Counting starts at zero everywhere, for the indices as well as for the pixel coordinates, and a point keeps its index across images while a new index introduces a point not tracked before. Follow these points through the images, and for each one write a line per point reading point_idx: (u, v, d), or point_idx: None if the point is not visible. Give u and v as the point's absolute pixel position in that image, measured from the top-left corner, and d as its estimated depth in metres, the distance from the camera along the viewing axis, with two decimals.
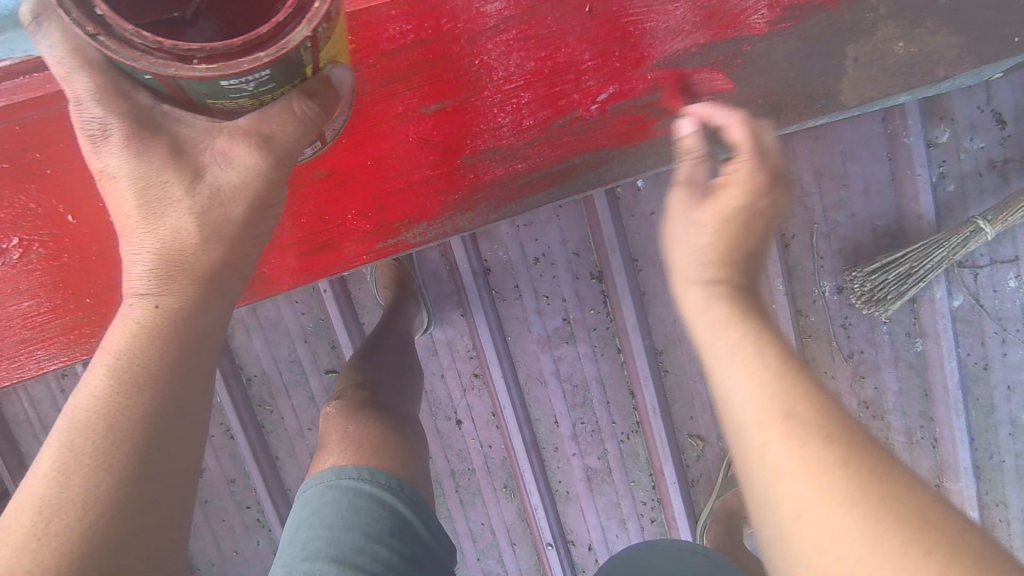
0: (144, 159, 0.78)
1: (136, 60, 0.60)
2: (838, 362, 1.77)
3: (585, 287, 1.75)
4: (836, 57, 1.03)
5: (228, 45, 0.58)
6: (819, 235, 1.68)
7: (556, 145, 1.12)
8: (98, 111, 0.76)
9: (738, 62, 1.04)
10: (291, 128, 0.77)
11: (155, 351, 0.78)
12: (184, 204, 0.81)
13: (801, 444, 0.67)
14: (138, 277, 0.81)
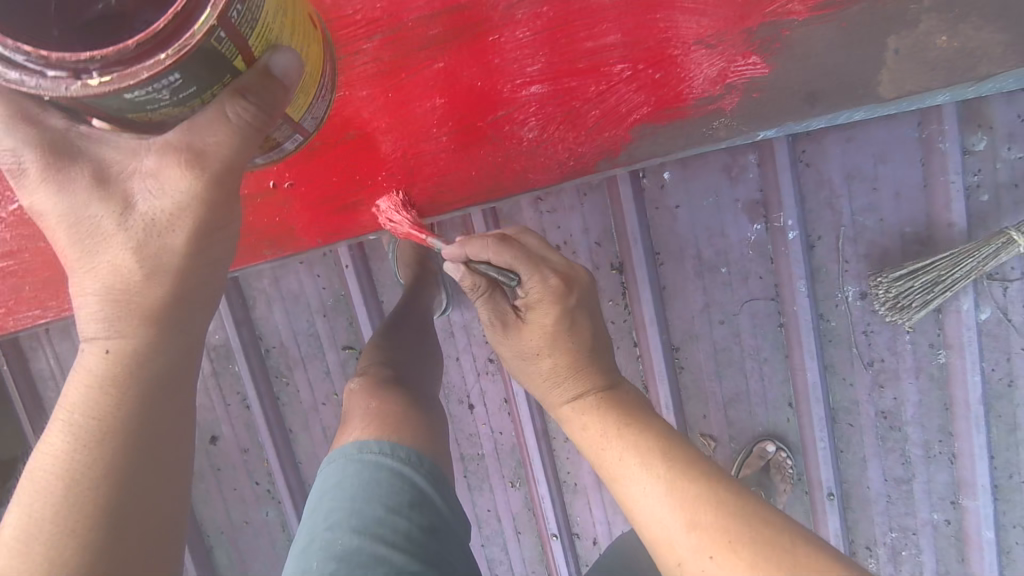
0: (66, 189, 0.79)
1: (23, 81, 0.62)
2: (859, 369, 1.74)
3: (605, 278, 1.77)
4: (877, 48, 1.02)
5: (122, 49, 0.60)
6: (845, 238, 1.66)
7: (581, 121, 1.12)
8: (9, 142, 0.78)
9: (776, 47, 1.03)
10: (226, 139, 0.76)
11: (109, 401, 0.84)
12: (118, 238, 0.80)
13: (676, 503, 0.96)
14: (88, 326, 0.83)
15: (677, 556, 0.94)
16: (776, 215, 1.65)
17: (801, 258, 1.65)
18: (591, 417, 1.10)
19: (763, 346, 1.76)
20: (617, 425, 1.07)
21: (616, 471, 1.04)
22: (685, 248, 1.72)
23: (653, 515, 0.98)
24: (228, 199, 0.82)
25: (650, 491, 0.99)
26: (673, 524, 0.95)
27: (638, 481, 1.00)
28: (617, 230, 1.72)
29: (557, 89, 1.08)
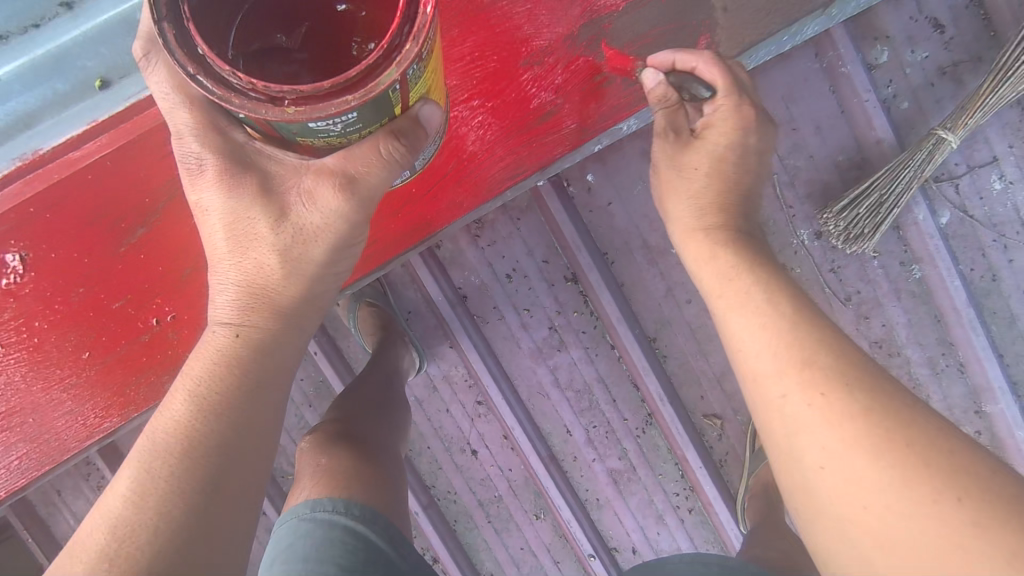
0: (235, 193, 0.85)
1: (231, 100, 0.61)
2: (838, 306, 1.68)
3: (563, 291, 1.75)
4: (706, 10, 1.06)
5: (315, 89, 0.58)
6: (783, 184, 1.63)
7: (524, 112, 1.11)
8: (196, 147, 0.83)
9: (605, 41, 1.05)
10: (376, 164, 0.78)
11: (234, 378, 0.91)
12: (267, 242, 0.88)
13: (806, 383, 0.87)
14: (225, 311, 0.94)
15: (779, 392, 0.89)
16: None
17: None
18: (720, 265, 1.02)
19: None
20: (780, 343, 0.91)
21: (727, 305, 0.99)
22: (631, 241, 1.70)
23: (825, 470, 0.84)
24: (360, 220, 0.88)
25: (772, 352, 0.91)
26: (873, 501, 0.80)
27: (767, 352, 0.92)
28: (560, 243, 1.71)
29: (500, 86, 1.07)
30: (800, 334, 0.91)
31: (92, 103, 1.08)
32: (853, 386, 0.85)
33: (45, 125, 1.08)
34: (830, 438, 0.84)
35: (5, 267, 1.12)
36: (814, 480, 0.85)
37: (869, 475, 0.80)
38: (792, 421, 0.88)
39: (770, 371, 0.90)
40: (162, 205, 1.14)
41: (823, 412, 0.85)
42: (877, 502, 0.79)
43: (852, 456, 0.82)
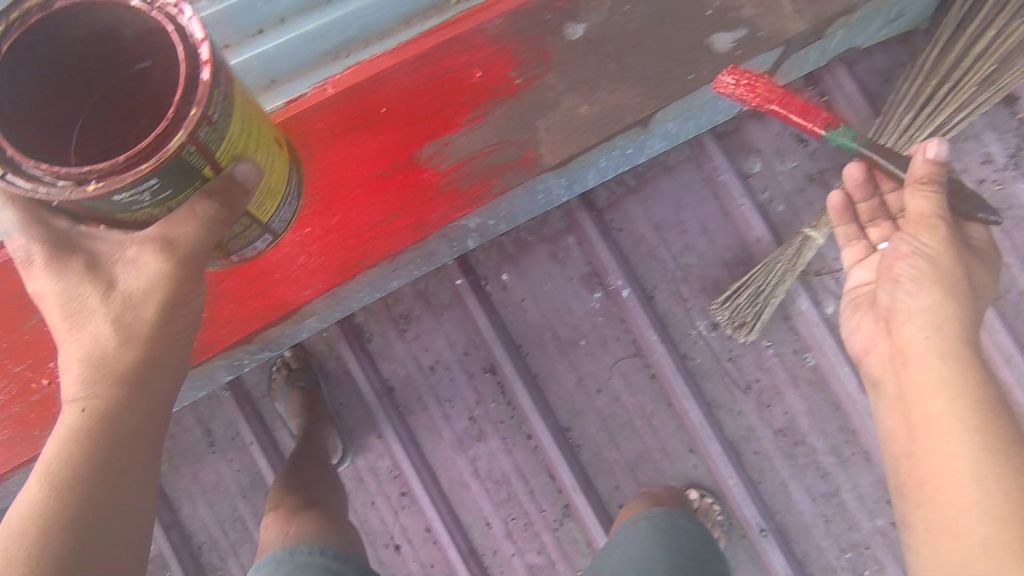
0: (69, 277, 0.88)
1: (39, 190, 0.69)
2: (740, 396, 1.75)
3: (481, 382, 1.83)
4: (530, 130, 1.14)
5: (111, 163, 0.68)
6: (678, 280, 1.76)
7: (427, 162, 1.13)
8: (22, 241, 0.88)
9: (460, 136, 1.13)
10: (192, 238, 0.83)
11: (81, 450, 0.85)
12: (101, 313, 0.89)
13: (967, 403, 1.11)
14: (69, 387, 0.89)
15: (935, 409, 1.14)
16: (608, 279, 1.77)
17: (643, 311, 1.75)
18: (920, 321, 1.22)
19: (645, 400, 1.77)
20: (944, 372, 1.16)
21: (906, 343, 1.24)
22: (542, 333, 1.81)
23: (951, 487, 1.07)
24: (194, 277, 0.88)
25: (942, 368, 1.16)
26: (971, 521, 1.02)
27: (940, 376, 1.16)
28: (477, 336, 1.82)
29: (363, 181, 1.12)
30: (969, 373, 1.14)
31: None
32: (980, 412, 1.09)
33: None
34: (970, 464, 1.06)
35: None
36: (936, 487, 1.11)
37: (967, 491, 1.05)
38: (941, 452, 1.11)
39: (951, 383, 1.14)
40: None
41: (972, 428, 1.08)
42: (976, 512, 1.02)
43: (979, 483, 1.03)
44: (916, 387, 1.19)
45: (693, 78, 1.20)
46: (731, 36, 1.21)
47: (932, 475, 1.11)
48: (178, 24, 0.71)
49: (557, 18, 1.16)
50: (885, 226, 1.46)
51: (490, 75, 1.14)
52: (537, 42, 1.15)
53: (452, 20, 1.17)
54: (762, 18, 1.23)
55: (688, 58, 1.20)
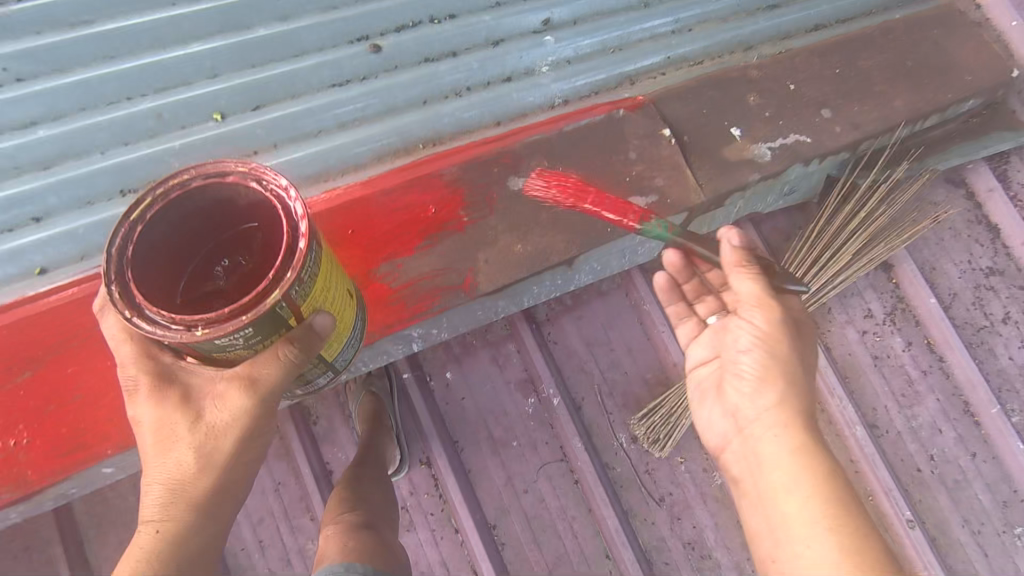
0: (164, 405, 1.07)
1: (158, 331, 0.89)
2: (653, 506, 1.90)
3: (417, 472, 1.97)
4: (471, 260, 1.37)
5: (223, 314, 0.89)
6: (604, 393, 1.96)
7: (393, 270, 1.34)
8: (133, 372, 1.09)
9: (424, 252, 1.36)
10: (271, 375, 1.03)
11: (154, 570, 1.03)
12: (186, 440, 1.07)
13: (796, 449, 1.20)
14: (150, 507, 1.08)
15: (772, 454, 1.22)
16: (543, 386, 1.97)
17: (570, 419, 1.94)
18: (756, 371, 1.31)
19: (567, 504, 1.92)
20: (779, 411, 1.25)
21: (746, 388, 1.32)
22: (479, 431, 1.97)
23: (793, 527, 1.13)
24: (265, 411, 1.08)
25: (766, 418, 1.26)
26: (816, 563, 1.07)
27: (769, 423, 1.26)
28: (418, 429, 1.97)
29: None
30: (802, 435, 1.22)
31: (27, 286, 1.30)
32: (824, 466, 1.16)
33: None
34: (802, 503, 1.13)
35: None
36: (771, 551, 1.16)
37: (814, 552, 1.08)
38: (778, 488, 1.18)
39: (772, 430, 1.24)
40: (52, 354, 1.18)
41: (795, 486, 1.16)
42: None
43: (818, 514, 1.11)
44: (755, 421, 1.28)
45: (608, 228, 1.45)
46: (644, 199, 1.50)
47: (775, 515, 1.17)
48: (280, 200, 0.95)
49: (504, 175, 1.45)
50: (709, 303, 1.61)
51: (443, 213, 1.39)
52: (483, 188, 1.42)
53: (415, 161, 1.45)
54: (672, 187, 1.52)
55: None
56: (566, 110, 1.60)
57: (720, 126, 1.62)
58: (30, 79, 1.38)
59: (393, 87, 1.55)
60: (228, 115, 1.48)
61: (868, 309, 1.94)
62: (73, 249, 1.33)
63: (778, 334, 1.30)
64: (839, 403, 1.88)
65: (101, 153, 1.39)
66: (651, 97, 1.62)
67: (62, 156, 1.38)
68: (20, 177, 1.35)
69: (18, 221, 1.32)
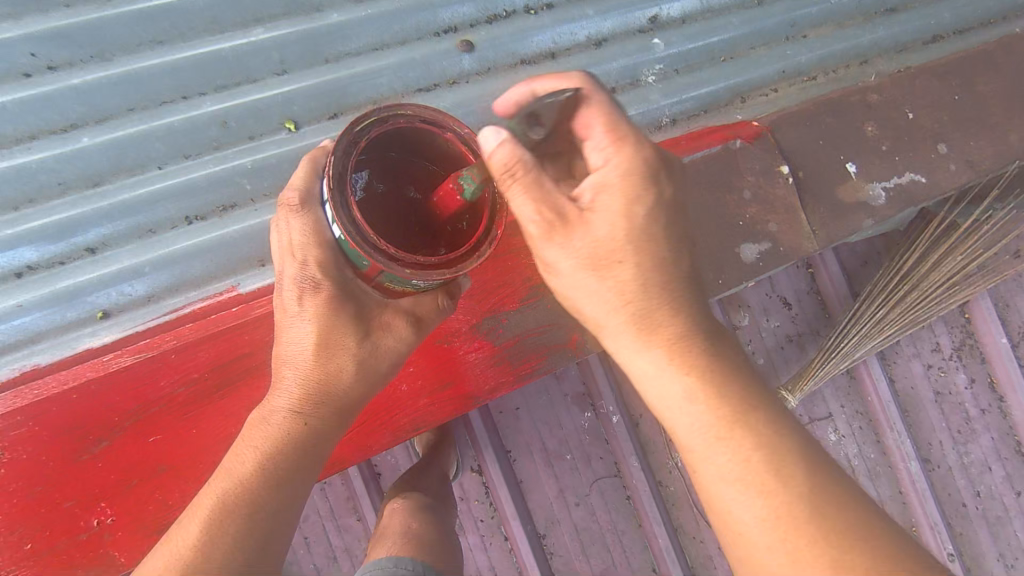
0: (335, 314, 0.92)
1: (371, 256, 0.79)
2: (703, 525, 1.95)
3: (469, 479, 1.92)
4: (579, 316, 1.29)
5: (426, 261, 0.79)
6: None
7: (491, 332, 1.25)
8: (314, 272, 0.90)
9: (526, 309, 1.26)
10: (432, 311, 1.01)
11: (294, 456, 0.94)
12: (352, 351, 0.95)
13: (695, 389, 0.84)
14: (296, 395, 0.96)
15: (669, 416, 0.85)
16: (601, 402, 1.91)
17: (629, 437, 1.90)
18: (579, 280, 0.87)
19: (617, 518, 1.94)
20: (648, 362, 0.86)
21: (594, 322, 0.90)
22: (532, 443, 1.92)
23: (744, 530, 0.80)
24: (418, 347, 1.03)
25: (651, 362, 0.86)
26: (777, 545, 0.77)
27: (648, 362, 0.86)
28: (471, 439, 1.88)
29: (426, 351, 1.21)
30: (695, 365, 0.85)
31: (88, 333, 1.11)
32: (740, 396, 0.84)
33: (44, 346, 1.10)
34: (717, 457, 0.82)
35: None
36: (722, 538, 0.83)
37: (762, 540, 0.78)
38: (705, 467, 0.83)
39: (664, 375, 0.85)
40: (128, 423, 1.06)
41: (726, 448, 0.82)
42: (760, 552, 0.78)
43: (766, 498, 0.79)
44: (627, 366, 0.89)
45: (719, 283, 1.37)
46: (756, 248, 1.41)
47: (701, 484, 0.84)
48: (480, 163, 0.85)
49: None
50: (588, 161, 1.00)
51: None
52: None
53: None
54: (784, 234, 1.43)
55: (717, 264, 1.38)
56: (679, 134, 1.45)
57: (835, 162, 1.48)
58: (65, 69, 1.08)
59: (484, 96, 1.31)
60: (302, 124, 1.21)
61: (936, 343, 1.91)
62: (137, 290, 1.12)
63: (629, 236, 0.84)
64: (896, 437, 1.85)
65: (159, 168, 1.14)
66: (769, 123, 1.46)
67: (113, 172, 1.12)
68: (66, 195, 1.10)
69: (71, 253, 1.11)
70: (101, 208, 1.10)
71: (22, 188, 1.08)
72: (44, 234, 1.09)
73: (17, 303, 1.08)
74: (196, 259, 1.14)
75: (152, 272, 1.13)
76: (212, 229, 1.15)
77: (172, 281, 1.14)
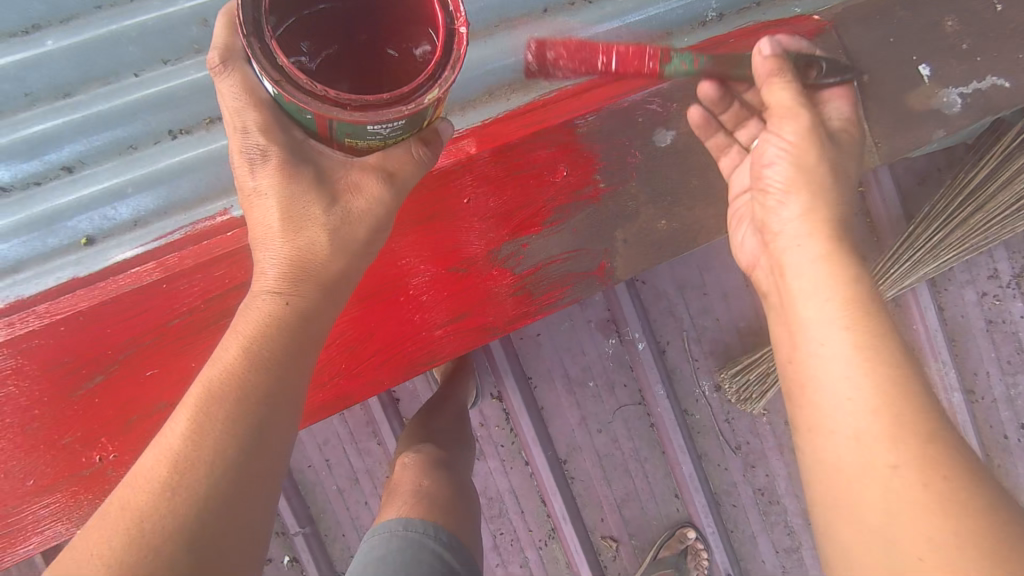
0: (293, 182, 0.79)
1: (308, 103, 0.66)
2: (729, 454, 1.91)
3: (488, 406, 1.88)
4: (608, 240, 1.17)
5: (378, 99, 0.64)
6: (691, 339, 1.85)
7: (515, 254, 1.14)
8: (261, 140, 0.76)
9: (552, 231, 1.15)
10: (410, 166, 0.82)
11: (279, 340, 0.80)
12: (321, 220, 0.81)
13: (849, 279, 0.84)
14: (272, 275, 0.82)
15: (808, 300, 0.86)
16: (626, 329, 1.82)
17: (654, 365, 1.82)
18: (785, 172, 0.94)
19: (640, 446, 1.90)
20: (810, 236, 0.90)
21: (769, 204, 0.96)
22: (553, 370, 1.86)
23: (837, 421, 0.78)
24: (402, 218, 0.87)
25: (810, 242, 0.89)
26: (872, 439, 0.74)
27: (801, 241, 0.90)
28: (490, 365, 1.83)
29: (443, 278, 1.12)
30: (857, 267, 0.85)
31: (73, 262, 1.02)
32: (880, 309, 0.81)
33: (27, 276, 1.01)
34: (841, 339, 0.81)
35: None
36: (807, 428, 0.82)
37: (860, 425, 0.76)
38: (814, 363, 0.82)
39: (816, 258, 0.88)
40: (124, 355, 1.00)
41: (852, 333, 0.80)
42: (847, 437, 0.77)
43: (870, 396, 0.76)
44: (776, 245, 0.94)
45: None
46: None
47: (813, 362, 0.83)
48: None
49: (648, 124, 1.14)
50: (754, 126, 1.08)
51: (576, 174, 1.13)
52: (625, 145, 1.14)
53: (538, 103, 1.16)
54: None
55: None
56: (727, 31, 1.25)
57: (907, 64, 1.27)
58: None
59: None
60: None
61: (995, 270, 1.76)
62: (121, 214, 1.03)
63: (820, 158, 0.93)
64: (940, 367, 1.75)
65: (136, 75, 1.02)
66: (831, 18, 1.27)
67: (85, 82, 1.01)
68: (35, 107, 1.00)
69: (47, 173, 1.01)
70: (74, 120, 0.99)
71: None
72: (13, 150, 0.98)
73: None
74: (184, 177, 1.03)
75: (136, 194, 1.02)
76: (200, 144, 1.04)
77: (160, 204, 1.04)
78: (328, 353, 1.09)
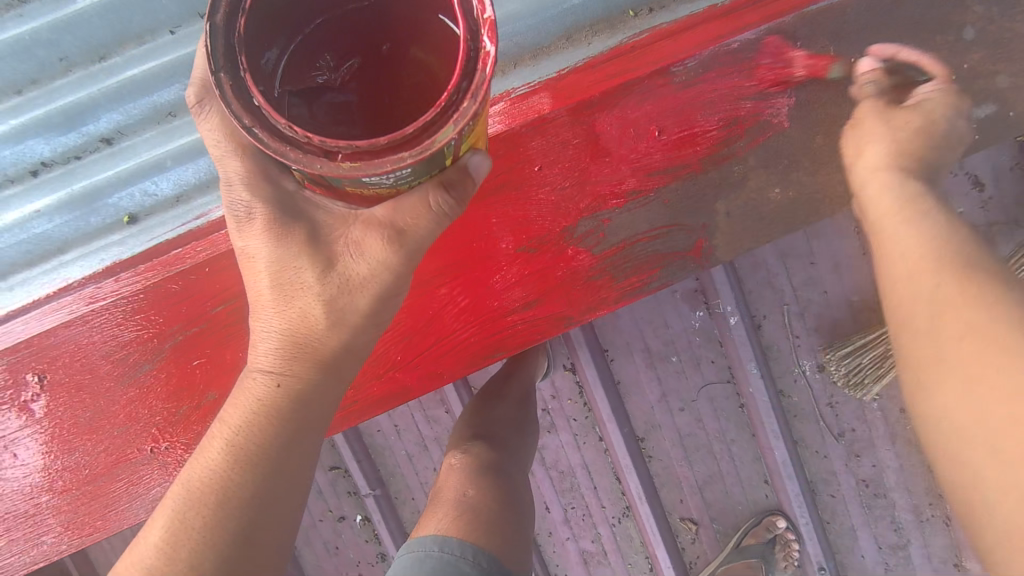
0: (282, 244, 0.71)
1: (285, 153, 0.51)
2: (829, 441, 1.70)
3: (561, 377, 1.76)
4: (708, 214, 1.00)
5: (374, 143, 0.48)
6: (792, 315, 1.62)
7: (596, 239, 0.99)
8: (246, 196, 0.71)
9: (643, 204, 0.97)
10: (424, 218, 0.66)
11: (266, 434, 0.78)
12: (314, 290, 0.73)
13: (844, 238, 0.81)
14: (265, 351, 0.78)
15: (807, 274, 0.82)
16: (716, 302, 1.61)
17: (748, 343, 1.61)
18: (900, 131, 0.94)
19: (727, 428, 1.74)
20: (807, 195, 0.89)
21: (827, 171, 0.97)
22: (633, 343, 1.70)
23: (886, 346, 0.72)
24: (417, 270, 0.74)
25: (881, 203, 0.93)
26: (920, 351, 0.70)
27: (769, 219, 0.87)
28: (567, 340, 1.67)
29: (515, 259, 0.98)
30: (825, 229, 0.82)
31: (117, 241, 0.97)
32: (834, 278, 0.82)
33: (73, 257, 0.97)
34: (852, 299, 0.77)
35: (21, 390, 0.98)
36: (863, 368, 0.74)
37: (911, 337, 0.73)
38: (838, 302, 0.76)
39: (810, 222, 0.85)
40: (172, 343, 0.99)
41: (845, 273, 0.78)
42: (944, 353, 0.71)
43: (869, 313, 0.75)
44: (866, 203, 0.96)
45: (911, 165, 0.99)
46: (974, 113, 0.97)
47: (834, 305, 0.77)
48: None
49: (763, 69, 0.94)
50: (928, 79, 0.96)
51: (675, 137, 0.95)
52: (735, 95, 0.94)
53: (629, 46, 0.96)
54: (1020, 92, 0.97)
55: None
56: None
57: None
58: None
59: None
60: None
61: None
62: (163, 189, 0.96)
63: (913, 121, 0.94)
64: None
65: (169, 33, 0.89)
66: None
67: (118, 42, 0.89)
68: (71, 74, 0.89)
69: (85, 146, 0.93)
70: (108, 88, 0.89)
71: (19, 66, 0.87)
72: (49, 124, 0.90)
73: (35, 208, 0.93)
74: None
75: (175, 168, 0.95)
76: None
77: (202, 177, 0.96)
78: (390, 340, 1.00)
